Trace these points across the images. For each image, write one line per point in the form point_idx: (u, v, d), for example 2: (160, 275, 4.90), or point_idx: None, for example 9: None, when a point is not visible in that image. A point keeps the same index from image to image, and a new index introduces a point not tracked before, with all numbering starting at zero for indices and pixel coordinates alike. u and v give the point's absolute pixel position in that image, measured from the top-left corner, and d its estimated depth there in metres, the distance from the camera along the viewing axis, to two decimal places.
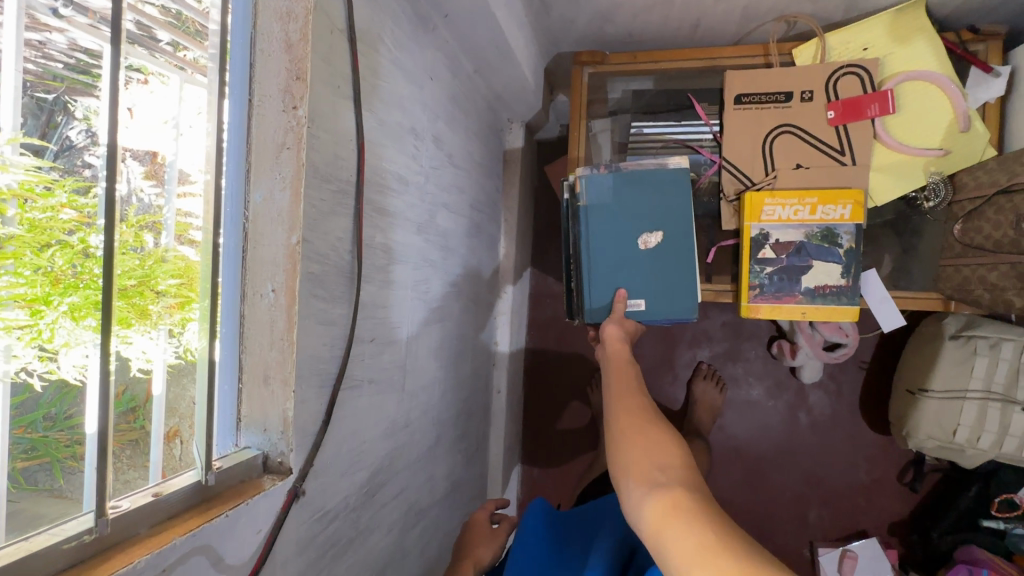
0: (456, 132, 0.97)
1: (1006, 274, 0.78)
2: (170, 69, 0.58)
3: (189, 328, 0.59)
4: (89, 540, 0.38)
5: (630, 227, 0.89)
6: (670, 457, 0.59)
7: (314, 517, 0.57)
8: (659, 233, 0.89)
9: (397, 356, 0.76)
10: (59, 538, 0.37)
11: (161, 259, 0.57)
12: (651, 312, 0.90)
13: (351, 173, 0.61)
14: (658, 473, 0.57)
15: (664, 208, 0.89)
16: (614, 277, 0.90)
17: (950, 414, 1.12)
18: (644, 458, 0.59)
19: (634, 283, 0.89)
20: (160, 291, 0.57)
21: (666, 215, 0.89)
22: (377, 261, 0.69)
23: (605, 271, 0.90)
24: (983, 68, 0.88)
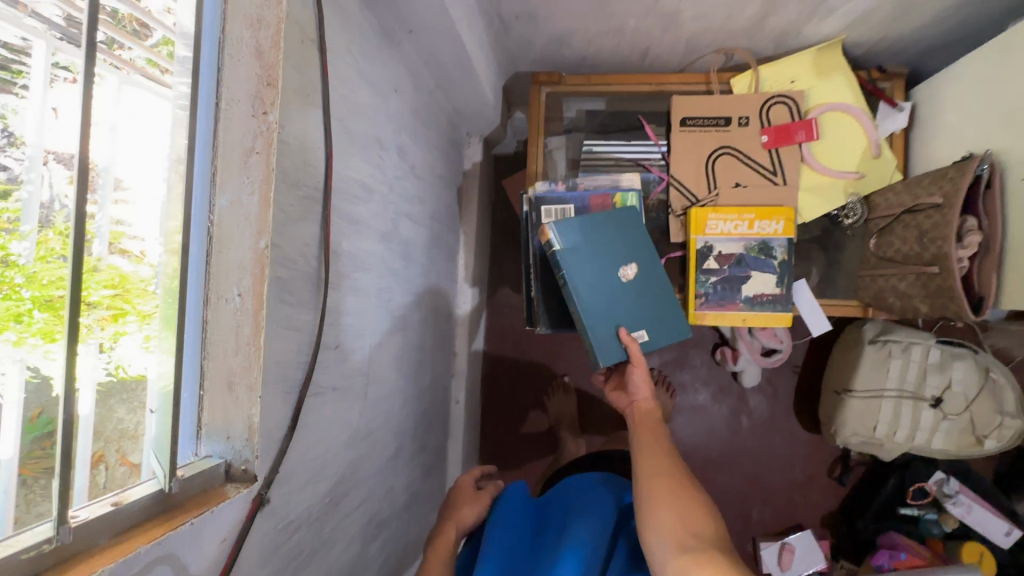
0: (418, 144, 0.98)
1: (913, 283, 0.87)
2: (107, 68, 0.51)
3: (123, 342, 0.53)
4: (48, 549, 0.36)
5: (610, 262, 0.87)
6: (704, 526, 0.65)
7: (277, 527, 0.56)
8: (634, 263, 0.88)
9: (360, 364, 0.76)
10: (16, 547, 0.35)
11: (92, 269, 0.50)
12: (654, 338, 0.88)
13: (319, 180, 0.62)
14: (693, 542, 0.63)
15: (627, 237, 0.89)
16: (612, 315, 0.86)
17: (871, 412, 1.24)
18: (678, 523, 0.65)
19: (631, 317, 0.87)
20: (91, 303, 0.50)
21: (635, 245, 0.89)
22: (343, 269, 0.69)
23: (602, 309, 0.86)
24: (890, 103, 1.00)
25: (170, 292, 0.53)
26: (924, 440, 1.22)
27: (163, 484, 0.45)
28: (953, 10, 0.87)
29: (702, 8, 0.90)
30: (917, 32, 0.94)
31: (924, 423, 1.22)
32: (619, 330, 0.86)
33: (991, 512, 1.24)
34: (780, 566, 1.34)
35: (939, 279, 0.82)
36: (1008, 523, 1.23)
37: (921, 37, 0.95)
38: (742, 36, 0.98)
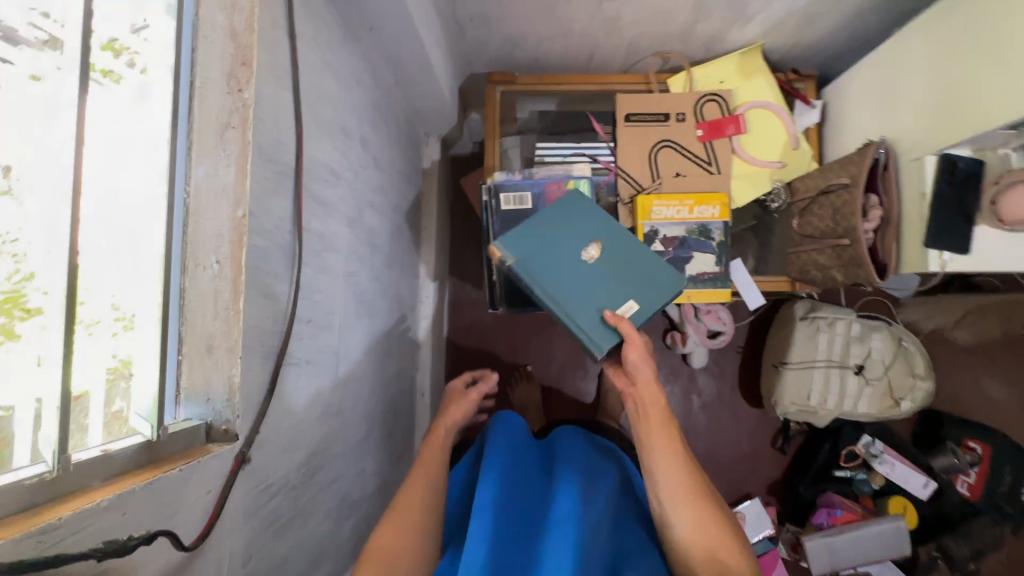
0: (379, 137, 1.02)
1: (830, 256, 0.98)
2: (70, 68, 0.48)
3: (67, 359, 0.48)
4: (49, 479, 0.38)
5: (566, 250, 0.83)
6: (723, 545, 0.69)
7: (257, 488, 0.58)
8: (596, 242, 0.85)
9: (330, 341, 0.78)
10: (18, 476, 0.37)
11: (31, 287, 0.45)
12: (646, 305, 0.80)
13: (290, 159, 0.65)
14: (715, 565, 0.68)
15: (574, 221, 0.86)
16: (590, 299, 0.81)
17: (805, 381, 1.36)
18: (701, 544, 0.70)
19: (609, 292, 0.81)
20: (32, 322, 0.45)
21: (585, 227, 0.86)
22: (314, 247, 0.72)
23: (577, 296, 0.81)
24: (805, 101, 1.14)
25: (149, 261, 0.54)
26: (851, 405, 1.36)
27: (152, 434, 0.48)
28: (851, 19, 1.01)
29: (640, 14, 1.00)
30: (824, 38, 1.07)
31: (850, 389, 1.35)
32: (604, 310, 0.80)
33: (911, 468, 1.39)
34: None
35: (850, 249, 0.94)
36: (925, 475, 1.39)
37: (826, 43, 1.09)
38: (676, 41, 1.08)
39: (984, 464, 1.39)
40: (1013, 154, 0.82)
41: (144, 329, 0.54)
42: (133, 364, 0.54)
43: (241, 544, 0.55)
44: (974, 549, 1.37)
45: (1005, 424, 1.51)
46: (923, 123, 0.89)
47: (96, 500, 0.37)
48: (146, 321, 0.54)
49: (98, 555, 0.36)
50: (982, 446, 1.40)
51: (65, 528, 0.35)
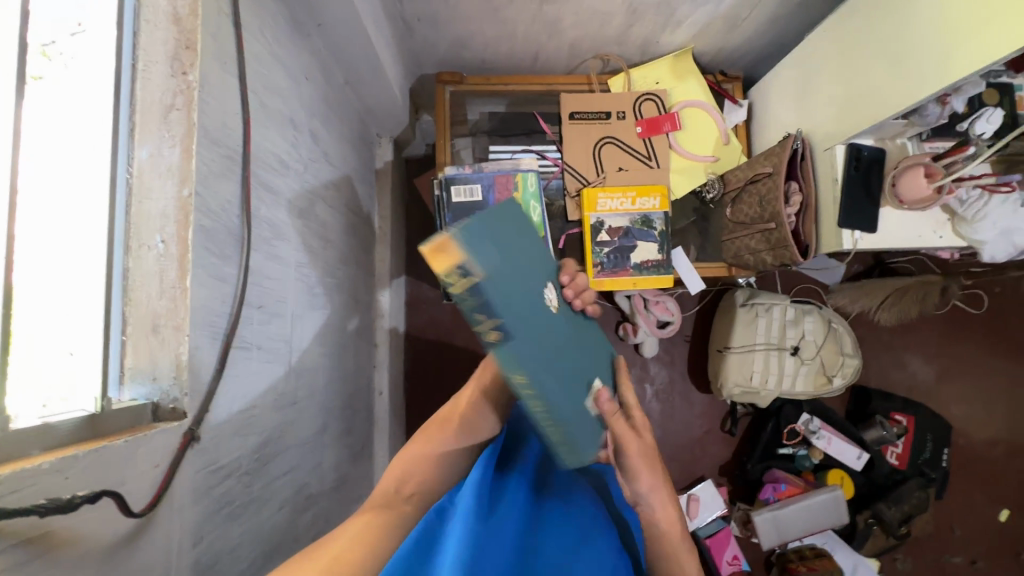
0: (330, 133, 1.03)
1: (759, 240, 1.06)
2: None
3: None
4: None
5: (537, 291, 0.57)
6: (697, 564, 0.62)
7: (209, 468, 0.57)
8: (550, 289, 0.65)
9: (283, 329, 0.79)
10: None
11: None
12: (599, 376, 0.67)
13: (238, 143, 0.66)
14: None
15: (533, 244, 0.63)
16: (574, 380, 0.57)
17: (747, 363, 1.45)
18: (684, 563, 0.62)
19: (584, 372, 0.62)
20: None
21: (541, 261, 0.64)
22: (264, 234, 0.73)
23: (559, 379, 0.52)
24: (733, 101, 1.24)
25: (88, 242, 0.53)
26: (789, 384, 1.45)
27: (96, 408, 0.49)
28: (768, 24, 1.10)
29: (579, 17, 1.06)
30: (746, 42, 1.17)
31: (788, 369, 1.44)
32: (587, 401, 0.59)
33: (845, 441, 1.49)
34: (689, 516, 1.50)
35: (776, 232, 1.02)
36: (858, 448, 1.49)
37: (749, 47, 1.19)
38: (614, 43, 1.16)
39: (908, 434, 1.56)
40: (909, 142, 0.93)
41: (82, 317, 0.52)
42: (70, 354, 0.51)
43: (193, 524, 0.54)
44: (904, 512, 1.47)
45: (925, 396, 1.65)
46: (833, 116, 0.99)
47: (37, 463, 0.38)
48: (86, 307, 0.52)
49: (41, 511, 0.37)
50: (907, 418, 1.57)
51: (7, 483, 0.35)
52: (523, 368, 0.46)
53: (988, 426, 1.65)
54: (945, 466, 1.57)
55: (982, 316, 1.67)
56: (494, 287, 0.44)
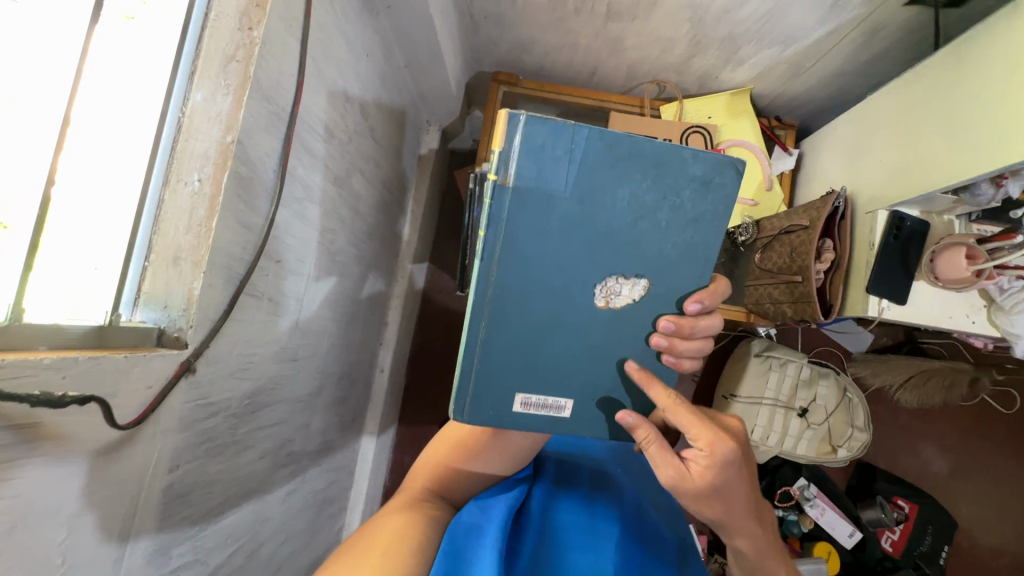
0: (380, 110, 1.06)
1: (783, 292, 1.04)
2: None
3: None
4: None
5: (585, 265, 0.63)
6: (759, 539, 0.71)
7: (198, 402, 0.60)
8: (632, 282, 0.64)
9: (296, 288, 0.81)
10: None
11: None
12: (579, 421, 0.70)
13: (287, 104, 0.69)
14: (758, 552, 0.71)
15: (668, 252, 0.63)
16: (526, 352, 0.66)
17: (751, 415, 1.41)
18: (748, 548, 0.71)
19: (554, 377, 0.68)
20: None
21: (663, 272, 0.64)
22: (296, 192, 0.75)
23: (493, 311, 0.63)
24: (783, 148, 1.22)
25: (131, 169, 0.57)
26: (791, 445, 1.41)
27: (103, 320, 0.52)
28: (832, 77, 1.09)
29: (642, 39, 1.06)
30: (806, 93, 1.15)
31: (792, 430, 1.41)
32: (520, 394, 0.67)
33: (840, 516, 1.44)
34: None
35: (802, 286, 1.00)
36: (852, 525, 1.44)
37: (810, 98, 1.17)
38: (673, 71, 1.15)
39: (908, 521, 1.49)
40: (957, 220, 0.91)
41: (110, 235, 0.56)
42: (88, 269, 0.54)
43: (172, 450, 0.57)
44: None
45: (935, 487, 1.57)
46: (882, 180, 0.97)
47: (39, 357, 0.40)
48: (115, 227, 0.56)
49: (32, 401, 0.39)
50: (909, 505, 1.50)
51: (6, 368, 0.38)
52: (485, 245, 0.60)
53: (997, 532, 1.56)
54: (942, 564, 1.48)
55: (1012, 416, 1.59)
56: (508, 187, 0.58)
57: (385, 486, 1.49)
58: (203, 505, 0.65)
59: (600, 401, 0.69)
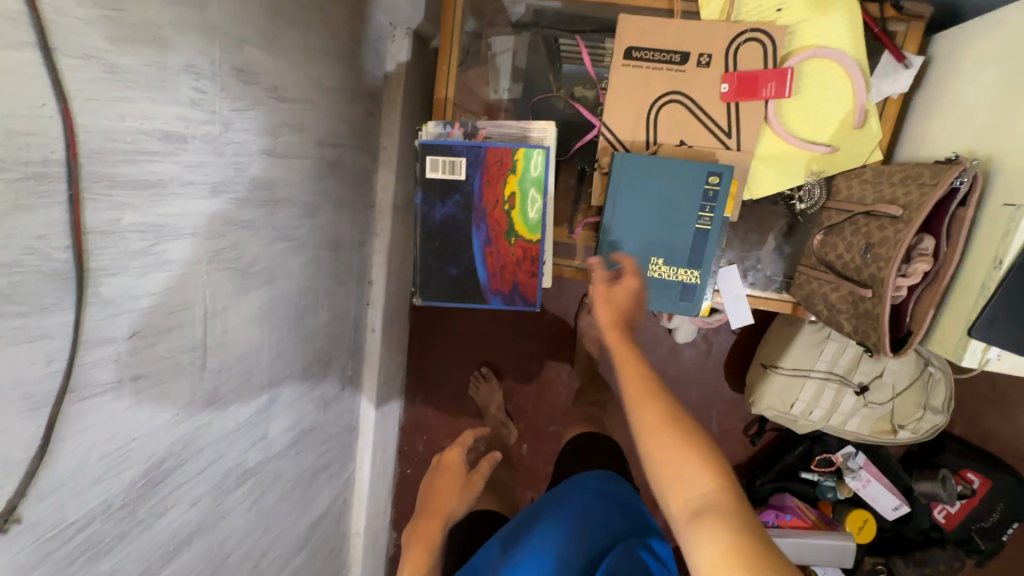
0: (284, 55, 0.78)
1: (843, 297, 0.74)
2: None
3: None
4: None
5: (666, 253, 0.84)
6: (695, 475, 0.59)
7: (48, 535, 0.53)
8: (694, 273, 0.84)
9: (185, 340, 0.68)
10: None
11: None
12: (689, 190, 0.81)
13: (54, 150, 0.47)
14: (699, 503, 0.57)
15: (665, 273, 0.84)
16: (643, 202, 0.82)
17: (793, 388, 1.18)
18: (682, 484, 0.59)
19: (655, 207, 0.82)
20: None
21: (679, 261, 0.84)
22: (131, 245, 0.57)
23: (619, 204, 0.83)
24: (896, 55, 0.78)
25: None
26: (839, 423, 1.19)
27: None
28: None
29: None
30: None
31: (843, 406, 1.17)
32: (645, 175, 0.81)
33: (886, 488, 1.29)
34: None
35: (869, 303, 0.70)
36: (899, 500, 1.29)
37: None
38: None
39: (974, 497, 1.26)
40: None
41: None
42: None
43: None
44: None
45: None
46: None
47: None
48: None
49: None
50: (981, 480, 1.26)
51: None
52: (620, 211, 0.83)
53: None
54: (1004, 540, 1.29)
55: None
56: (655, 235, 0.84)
57: (398, 424, 1.55)
58: None
59: (641, 216, 0.83)
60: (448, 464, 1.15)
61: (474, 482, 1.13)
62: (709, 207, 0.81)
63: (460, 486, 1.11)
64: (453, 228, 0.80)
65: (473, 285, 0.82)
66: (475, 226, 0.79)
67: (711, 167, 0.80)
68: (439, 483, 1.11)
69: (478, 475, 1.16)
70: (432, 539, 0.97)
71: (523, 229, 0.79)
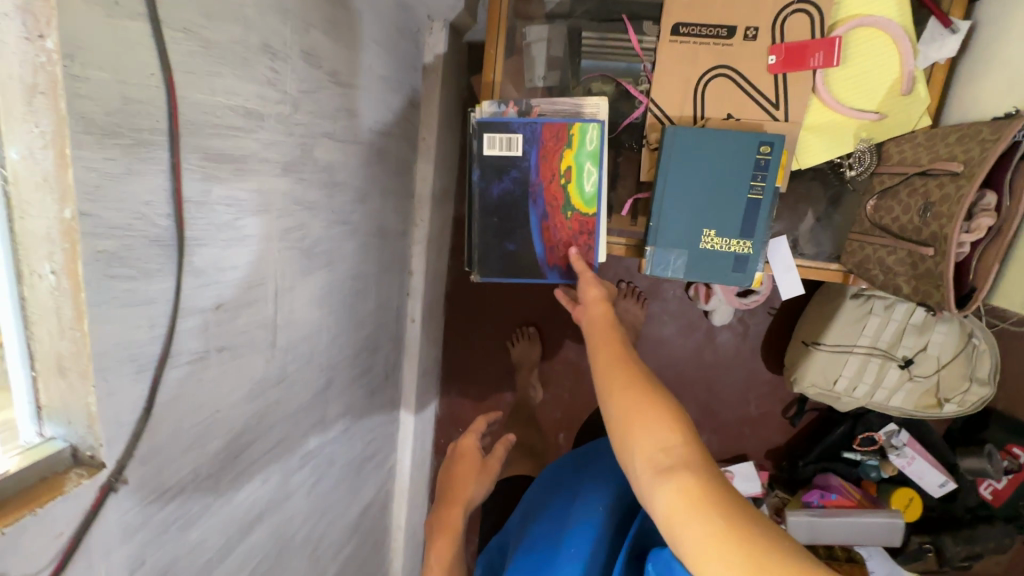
0: (341, 41, 0.80)
1: (902, 260, 0.75)
2: None
3: None
4: None
5: (716, 224, 0.84)
6: (660, 430, 0.64)
7: (148, 499, 0.55)
8: (746, 244, 0.85)
9: (260, 316, 0.70)
10: None
11: None
12: (740, 160, 0.82)
13: (159, 120, 0.49)
14: (661, 456, 0.62)
15: (715, 244, 0.85)
16: (694, 173, 0.83)
17: (835, 365, 1.19)
18: (647, 440, 0.64)
19: (706, 178, 0.83)
20: None
21: (729, 232, 0.84)
22: (218, 217, 0.59)
23: (670, 175, 0.84)
24: (943, 22, 0.80)
25: None
26: (883, 398, 1.19)
27: None
28: None
29: None
30: None
31: (887, 381, 1.17)
32: (696, 146, 0.82)
33: (932, 465, 1.28)
34: None
35: (930, 261, 0.70)
36: (945, 476, 1.28)
37: None
38: None
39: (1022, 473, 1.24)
40: None
41: None
42: None
43: (129, 555, 0.54)
44: (972, 552, 1.29)
45: None
46: None
47: None
48: None
49: None
50: None
51: None
52: (671, 183, 0.84)
53: None
54: None
55: None
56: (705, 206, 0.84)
57: (435, 416, 1.56)
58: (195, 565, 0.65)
59: (692, 187, 0.84)
60: (463, 450, 1.12)
61: (490, 468, 1.11)
62: (761, 177, 0.82)
63: (478, 470, 1.09)
64: (510, 204, 0.82)
65: (529, 259, 0.85)
66: (531, 201, 0.81)
67: (762, 137, 0.81)
68: (450, 474, 1.09)
69: (491, 460, 1.13)
70: (455, 531, 0.98)
71: (579, 203, 0.81)
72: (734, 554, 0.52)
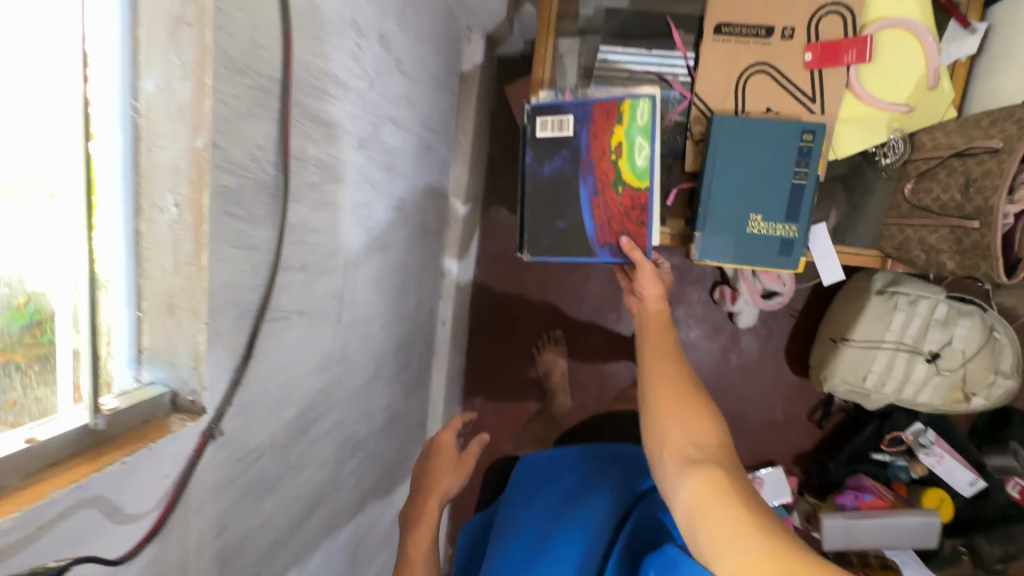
0: (406, 31, 0.83)
1: (945, 237, 0.80)
2: None
3: None
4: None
5: (761, 209, 0.88)
6: (698, 428, 0.65)
7: (235, 457, 0.53)
8: (791, 228, 0.88)
9: (332, 286, 0.69)
10: None
11: None
12: (784, 147, 0.86)
13: (275, 68, 0.50)
14: (694, 451, 0.63)
15: (761, 228, 0.88)
16: (740, 160, 0.87)
17: (865, 361, 1.21)
18: (682, 435, 0.65)
19: (751, 165, 0.87)
20: None
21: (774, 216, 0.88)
22: (309, 177, 0.59)
23: (717, 162, 0.87)
24: (962, 22, 0.89)
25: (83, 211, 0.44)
26: (911, 394, 1.21)
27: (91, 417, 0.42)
28: None
29: None
30: None
31: (915, 376, 1.19)
32: (741, 134, 0.87)
33: (961, 462, 1.27)
34: None
35: (977, 234, 0.75)
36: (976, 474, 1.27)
37: None
38: None
39: None
40: None
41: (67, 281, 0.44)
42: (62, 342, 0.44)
43: (215, 515, 0.51)
44: (1007, 553, 1.26)
45: None
46: None
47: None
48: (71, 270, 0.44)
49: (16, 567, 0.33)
50: None
51: None
52: (718, 169, 0.88)
53: None
54: None
55: None
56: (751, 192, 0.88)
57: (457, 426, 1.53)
58: (262, 543, 0.62)
59: (738, 174, 0.87)
60: (440, 443, 1.03)
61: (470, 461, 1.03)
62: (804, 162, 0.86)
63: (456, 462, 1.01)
64: (562, 184, 0.86)
65: (581, 238, 0.86)
66: (583, 178, 0.84)
67: (804, 125, 0.86)
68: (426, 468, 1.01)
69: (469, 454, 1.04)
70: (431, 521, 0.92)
71: (630, 176, 0.82)
72: (751, 543, 0.52)
